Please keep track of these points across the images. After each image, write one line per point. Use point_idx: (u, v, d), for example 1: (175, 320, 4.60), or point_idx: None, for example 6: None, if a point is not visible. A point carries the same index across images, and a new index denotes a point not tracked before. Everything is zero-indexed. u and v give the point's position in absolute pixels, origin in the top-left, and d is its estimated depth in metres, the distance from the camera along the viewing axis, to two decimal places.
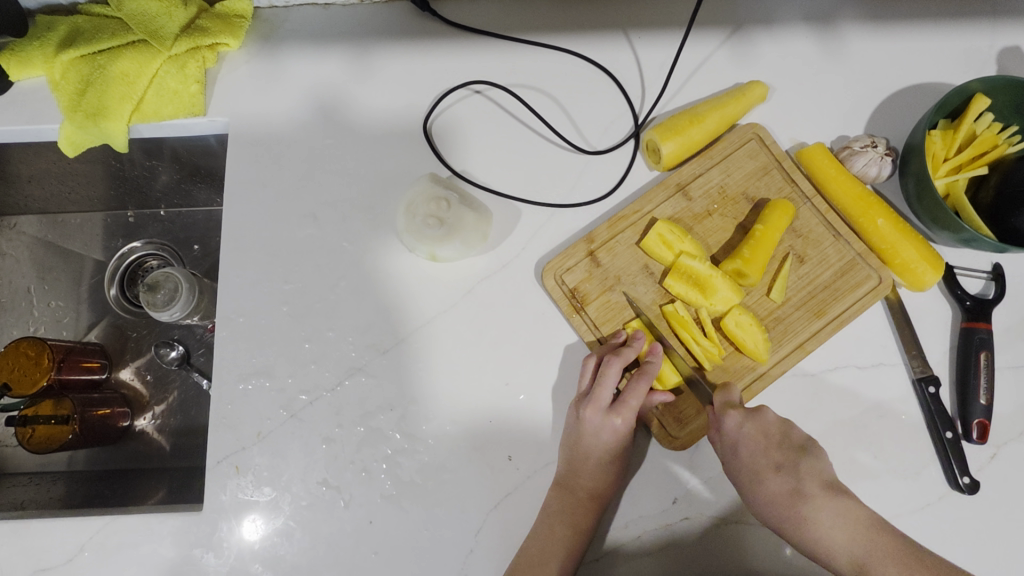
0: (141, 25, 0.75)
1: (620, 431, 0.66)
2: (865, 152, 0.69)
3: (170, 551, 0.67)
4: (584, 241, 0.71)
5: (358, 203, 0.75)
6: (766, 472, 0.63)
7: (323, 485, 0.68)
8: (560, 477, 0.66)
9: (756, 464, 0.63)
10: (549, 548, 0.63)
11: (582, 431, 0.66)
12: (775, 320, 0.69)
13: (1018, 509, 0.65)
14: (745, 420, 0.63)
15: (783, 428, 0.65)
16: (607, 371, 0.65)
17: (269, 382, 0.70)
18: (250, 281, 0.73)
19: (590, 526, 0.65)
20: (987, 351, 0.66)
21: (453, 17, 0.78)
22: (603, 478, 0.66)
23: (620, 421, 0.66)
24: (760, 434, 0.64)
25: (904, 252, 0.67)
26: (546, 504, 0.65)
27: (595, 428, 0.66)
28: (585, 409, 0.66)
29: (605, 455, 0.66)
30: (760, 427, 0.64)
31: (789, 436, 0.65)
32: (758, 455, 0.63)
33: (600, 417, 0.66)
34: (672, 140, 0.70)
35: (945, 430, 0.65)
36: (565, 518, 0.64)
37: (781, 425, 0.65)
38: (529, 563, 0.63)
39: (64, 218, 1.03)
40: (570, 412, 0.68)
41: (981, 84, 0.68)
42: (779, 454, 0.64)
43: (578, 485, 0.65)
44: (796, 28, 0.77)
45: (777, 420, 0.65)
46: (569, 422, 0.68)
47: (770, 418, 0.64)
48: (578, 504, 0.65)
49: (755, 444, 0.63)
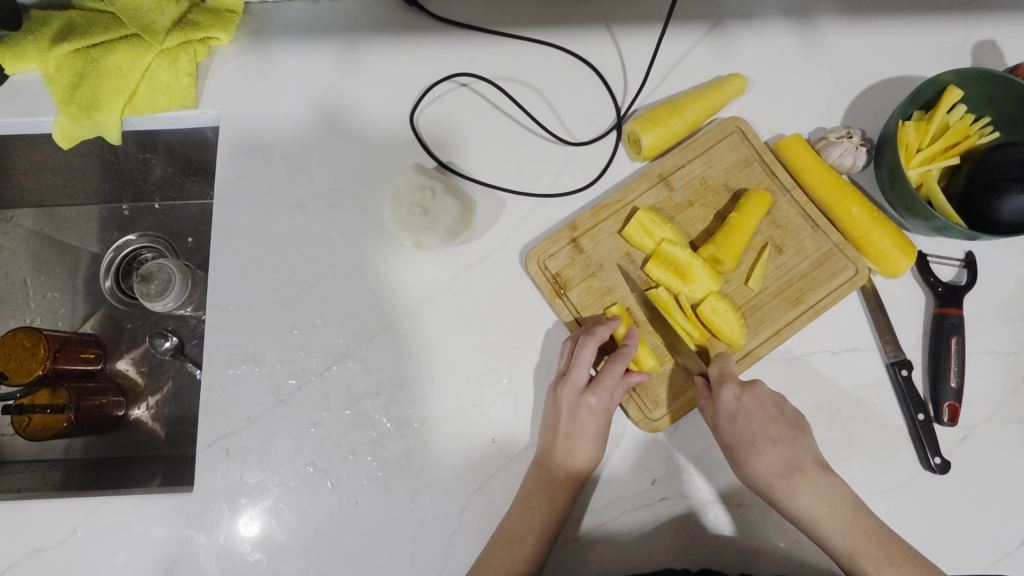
0: (134, 20, 0.77)
1: (595, 410, 0.67)
2: (840, 143, 0.71)
3: (161, 532, 0.68)
4: (567, 228, 0.73)
5: (346, 194, 0.76)
6: (765, 447, 0.64)
7: (311, 467, 0.70)
8: (539, 455, 0.68)
9: (755, 436, 0.64)
10: (526, 524, 0.65)
11: (559, 411, 0.67)
12: (752, 308, 0.71)
13: (988, 490, 0.67)
14: (741, 392, 0.65)
15: (778, 402, 0.66)
16: (582, 351, 0.67)
17: (258, 368, 0.72)
18: (240, 270, 0.75)
19: (567, 504, 0.66)
20: (958, 336, 0.68)
21: (439, 12, 0.80)
22: (580, 456, 0.67)
23: (595, 400, 0.67)
24: (758, 407, 0.65)
25: (877, 240, 0.69)
26: (526, 482, 0.67)
27: (571, 407, 0.67)
28: (561, 388, 0.68)
29: (583, 435, 0.67)
30: (756, 400, 0.66)
31: (786, 411, 0.66)
32: (757, 428, 0.65)
33: (575, 396, 0.67)
34: (652, 131, 0.71)
35: (917, 413, 0.67)
36: (542, 495, 0.66)
37: (776, 400, 0.67)
38: (507, 538, 0.64)
39: (60, 211, 1.04)
40: (548, 393, 0.70)
41: (954, 75, 0.69)
42: (776, 429, 0.65)
43: (555, 464, 0.66)
44: (775, 22, 0.79)
45: (771, 393, 0.67)
46: (547, 402, 0.69)
47: (764, 391, 0.66)
48: (556, 482, 0.66)
49: (752, 416, 0.65)
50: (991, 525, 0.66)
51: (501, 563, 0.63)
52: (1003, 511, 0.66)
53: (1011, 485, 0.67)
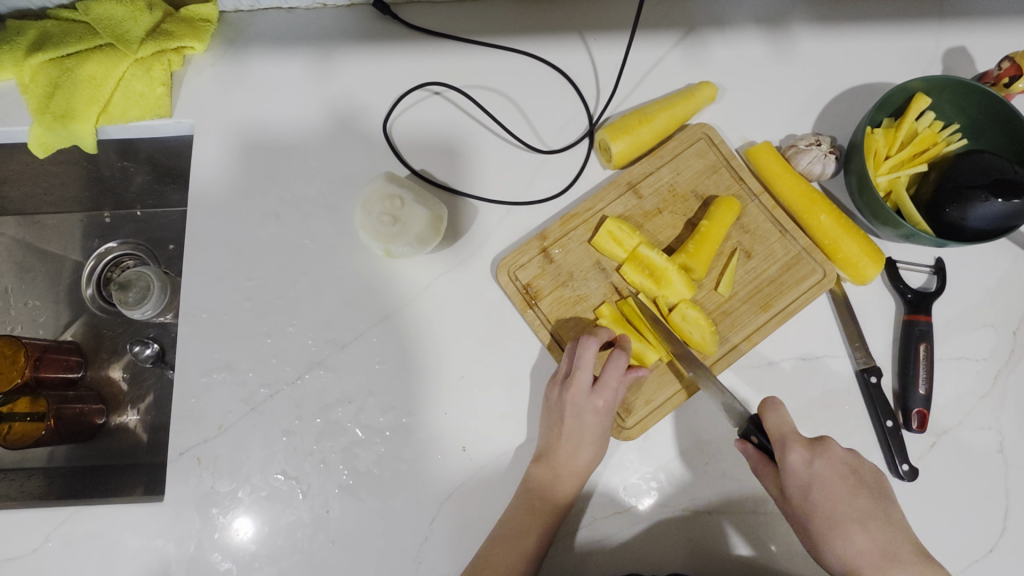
0: (108, 29, 0.77)
1: (601, 412, 0.67)
2: (810, 150, 0.71)
3: (133, 541, 0.68)
4: (537, 238, 0.73)
5: (319, 202, 0.76)
6: (848, 523, 0.61)
7: (282, 476, 0.70)
8: (541, 452, 0.68)
9: (835, 512, 0.61)
10: (527, 523, 0.65)
11: (564, 412, 0.67)
12: (722, 314, 0.71)
13: (957, 496, 0.67)
14: (812, 457, 0.61)
15: (854, 465, 0.63)
16: (585, 352, 0.67)
17: (231, 376, 0.72)
18: (213, 279, 0.75)
19: (569, 502, 0.66)
20: (926, 343, 0.68)
21: (414, 20, 0.80)
22: (583, 456, 0.67)
23: (601, 403, 0.67)
24: (834, 474, 0.62)
25: (847, 247, 0.69)
26: (528, 479, 0.67)
27: (577, 409, 0.67)
28: (567, 391, 0.67)
29: (588, 436, 0.67)
30: (833, 466, 0.62)
31: (863, 475, 0.63)
32: (839, 502, 0.61)
33: (582, 398, 0.67)
34: (622, 139, 0.72)
35: (886, 419, 0.67)
36: (542, 495, 0.66)
37: (851, 463, 0.63)
38: (506, 536, 0.64)
39: (42, 219, 1.04)
40: (552, 393, 0.69)
41: (922, 82, 0.69)
42: (858, 500, 0.62)
43: (558, 463, 0.66)
44: (747, 29, 0.79)
45: (843, 454, 0.63)
46: (550, 401, 0.69)
47: (837, 451, 0.62)
48: (557, 482, 0.66)
49: (831, 487, 0.61)
50: (961, 532, 0.66)
51: (498, 561, 0.63)
52: (972, 517, 0.66)
53: (980, 491, 0.67)
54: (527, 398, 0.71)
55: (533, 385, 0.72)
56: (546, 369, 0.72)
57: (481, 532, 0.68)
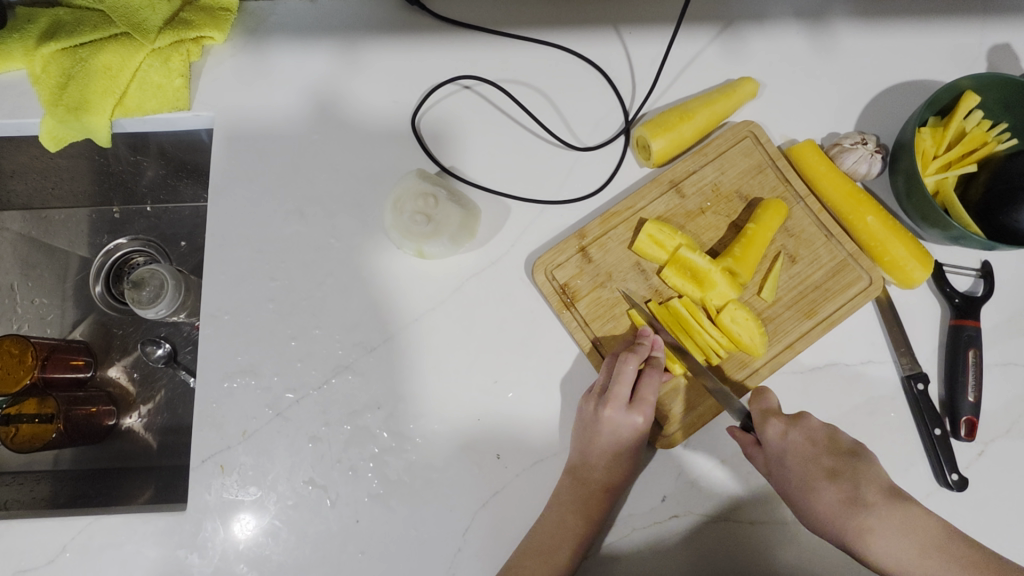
0: (124, 18, 0.74)
1: (639, 430, 0.65)
2: (855, 149, 0.69)
3: (155, 551, 0.66)
4: (576, 237, 0.70)
5: (346, 200, 0.74)
6: (818, 481, 0.60)
7: (309, 484, 0.67)
8: (571, 466, 0.66)
9: (808, 473, 0.60)
10: (559, 535, 0.63)
11: (598, 426, 0.65)
12: (766, 319, 0.69)
13: (1005, 507, 0.65)
14: (787, 428, 0.62)
15: (830, 433, 0.63)
16: (624, 367, 0.65)
17: (255, 381, 0.70)
18: (235, 278, 0.72)
19: (601, 517, 0.64)
20: (975, 348, 0.66)
21: (441, 12, 0.77)
22: (617, 471, 0.65)
23: (640, 419, 0.65)
24: (807, 441, 0.62)
25: (895, 250, 0.67)
26: (558, 493, 0.65)
27: (614, 426, 0.64)
28: (603, 407, 0.65)
29: (623, 452, 0.65)
30: (807, 435, 0.62)
31: (839, 441, 0.62)
32: (809, 463, 0.61)
33: (619, 415, 0.65)
34: (662, 136, 0.69)
35: (933, 428, 0.65)
36: (577, 509, 0.64)
37: (828, 432, 0.63)
38: (538, 549, 0.63)
39: (48, 214, 1.00)
40: (586, 407, 0.67)
41: (972, 80, 0.67)
42: (830, 460, 0.61)
43: (591, 477, 0.65)
44: (787, 23, 0.77)
45: (821, 426, 0.63)
46: (583, 415, 0.67)
47: (813, 423, 0.63)
48: (591, 495, 0.64)
49: (804, 453, 0.61)
50: (1009, 543, 0.64)
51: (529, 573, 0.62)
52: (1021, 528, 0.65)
53: None
54: (562, 405, 0.69)
55: (566, 391, 0.69)
56: (582, 375, 0.70)
57: (517, 541, 0.66)
